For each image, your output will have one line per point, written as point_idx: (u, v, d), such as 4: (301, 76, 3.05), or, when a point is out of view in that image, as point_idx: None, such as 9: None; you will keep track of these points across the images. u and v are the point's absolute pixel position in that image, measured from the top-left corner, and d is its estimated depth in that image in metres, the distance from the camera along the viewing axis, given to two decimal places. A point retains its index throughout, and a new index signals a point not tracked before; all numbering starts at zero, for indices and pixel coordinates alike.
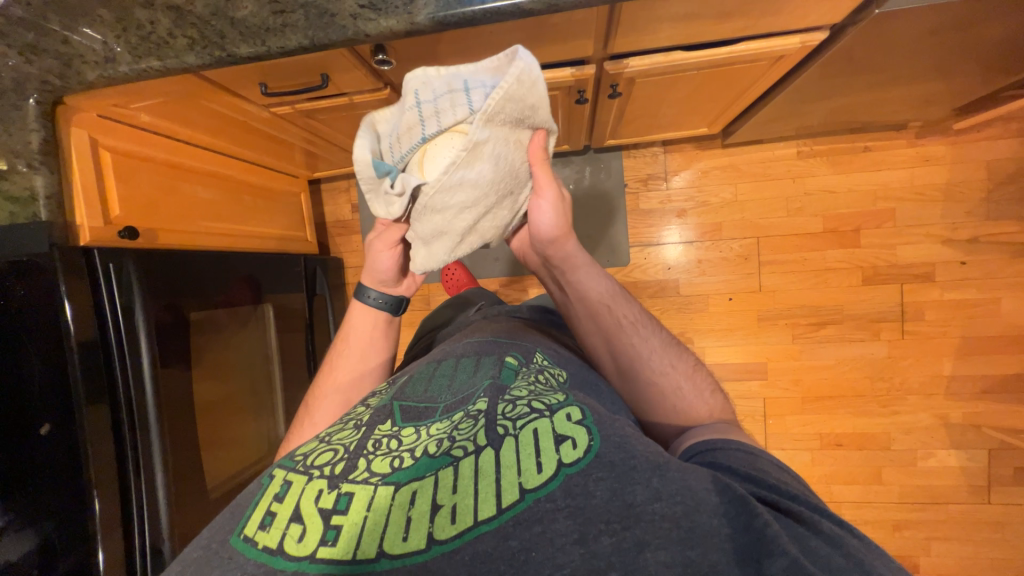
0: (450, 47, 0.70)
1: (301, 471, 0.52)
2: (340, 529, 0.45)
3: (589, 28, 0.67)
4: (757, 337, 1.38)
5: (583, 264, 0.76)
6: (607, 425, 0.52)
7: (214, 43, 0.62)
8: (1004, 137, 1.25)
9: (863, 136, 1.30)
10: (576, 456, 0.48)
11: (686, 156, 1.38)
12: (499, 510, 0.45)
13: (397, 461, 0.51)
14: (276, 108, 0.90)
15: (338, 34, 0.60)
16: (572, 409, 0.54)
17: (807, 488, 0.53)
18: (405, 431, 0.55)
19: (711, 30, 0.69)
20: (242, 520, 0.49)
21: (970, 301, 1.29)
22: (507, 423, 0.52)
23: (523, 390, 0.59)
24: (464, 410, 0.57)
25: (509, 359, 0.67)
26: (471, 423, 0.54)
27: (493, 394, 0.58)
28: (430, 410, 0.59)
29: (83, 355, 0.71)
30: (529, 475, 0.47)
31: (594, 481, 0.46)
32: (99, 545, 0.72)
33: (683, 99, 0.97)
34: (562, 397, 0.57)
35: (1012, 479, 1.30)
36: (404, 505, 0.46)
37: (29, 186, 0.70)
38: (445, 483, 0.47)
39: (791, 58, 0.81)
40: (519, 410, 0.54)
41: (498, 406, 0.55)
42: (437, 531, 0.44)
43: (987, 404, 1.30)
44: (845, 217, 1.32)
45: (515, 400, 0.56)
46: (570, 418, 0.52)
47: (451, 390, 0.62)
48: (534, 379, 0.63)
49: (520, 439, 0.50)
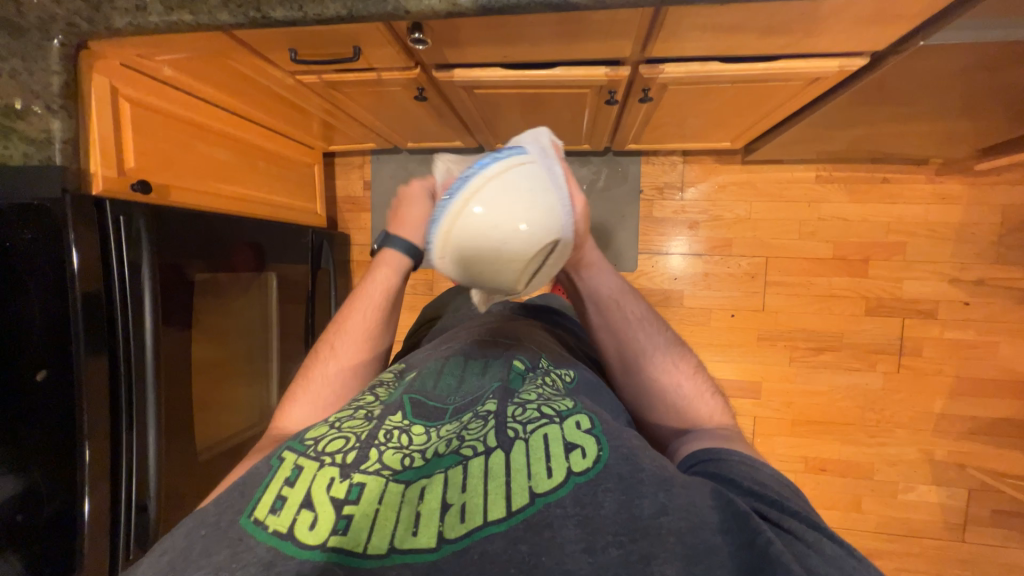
0: (486, 34, 0.69)
1: (312, 457, 0.53)
2: (350, 518, 0.46)
3: (631, 29, 0.67)
4: (755, 356, 1.38)
5: (594, 262, 0.73)
6: (614, 436, 0.53)
7: (251, 4, 0.61)
8: (1023, 182, 1.25)
9: (882, 167, 1.30)
10: (585, 465, 0.49)
11: (705, 168, 1.37)
12: (508, 512, 0.45)
13: (408, 458, 0.52)
14: (301, 76, 0.87)
15: (379, 8, 0.59)
16: (580, 416, 0.56)
17: (801, 500, 0.54)
18: (416, 427, 0.57)
19: (752, 44, 0.68)
20: (250, 502, 0.49)
21: (969, 343, 1.30)
22: (517, 426, 0.54)
23: (531, 393, 0.60)
24: (473, 411, 0.59)
25: (516, 362, 0.68)
26: (481, 424, 0.55)
27: (503, 396, 0.59)
28: (439, 410, 0.60)
29: (87, 307, 0.71)
30: (539, 479, 0.48)
31: (603, 491, 0.47)
32: (86, 495, 0.71)
33: (711, 111, 0.97)
34: (570, 402, 0.59)
35: (988, 520, 1.32)
36: (414, 500, 0.47)
37: (45, 128, 0.69)
38: (454, 481, 0.49)
39: (827, 81, 0.80)
40: (529, 415, 0.55)
41: (507, 409, 0.56)
42: (447, 529, 0.45)
43: (973, 445, 1.31)
44: (856, 245, 1.32)
45: (524, 403, 0.58)
46: (579, 425, 0.54)
47: (458, 391, 0.64)
48: (542, 382, 0.64)
49: (530, 443, 0.51)
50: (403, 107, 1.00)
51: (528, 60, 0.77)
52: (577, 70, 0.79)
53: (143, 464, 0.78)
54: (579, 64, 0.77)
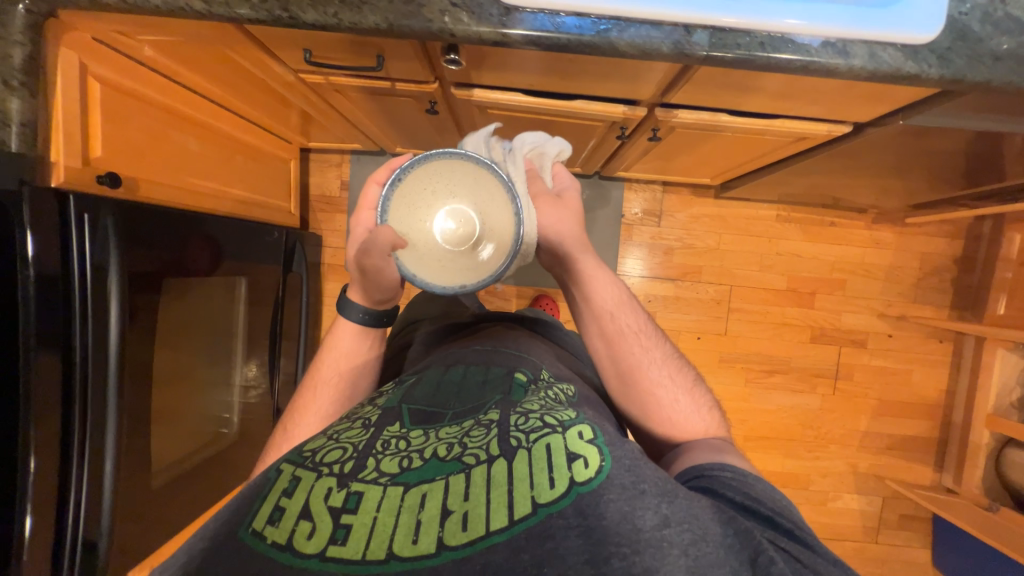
0: (519, 65, 0.69)
1: (309, 468, 0.51)
2: (349, 529, 0.46)
3: (658, 77, 0.69)
4: (716, 377, 1.49)
5: (590, 269, 0.74)
6: (618, 446, 0.54)
7: (278, 2, 0.56)
8: (939, 235, 1.46)
9: (831, 211, 1.46)
10: (588, 475, 0.50)
11: (682, 199, 1.46)
12: (510, 521, 0.46)
13: (406, 460, 0.52)
14: (305, 74, 0.81)
15: (422, 25, 0.56)
16: (583, 427, 0.56)
17: (794, 517, 0.58)
18: (414, 432, 0.56)
19: (759, 104, 0.74)
20: (248, 513, 0.47)
21: (890, 370, 1.49)
22: (520, 435, 0.53)
23: (534, 404, 0.60)
24: (475, 418, 0.58)
25: (518, 374, 0.68)
26: (484, 432, 0.54)
27: (506, 406, 0.59)
28: (439, 414, 0.60)
29: (41, 318, 0.61)
30: (542, 490, 0.48)
31: (606, 502, 0.48)
32: (28, 517, 0.63)
33: (703, 152, 1.03)
34: (572, 413, 0.59)
35: (896, 523, 1.52)
36: (414, 507, 0.47)
37: (0, 107, 0.58)
38: (456, 489, 0.48)
39: (810, 140, 0.88)
40: (532, 424, 0.55)
41: (511, 417, 0.56)
42: (448, 536, 0.45)
43: (889, 458, 1.51)
44: (806, 279, 1.47)
45: (527, 413, 0.57)
46: (582, 436, 0.54)
47: (456, 395, 0.64)
48: (544, 394, 0.64)
49: (533, 452, 0.51)
50: (406, 116, 0.97)
51: (551, 90, 0.78)
52: (596, 104, 0.81)
53: (95, 490, 0.69)
54: (601, 100, 0.79)
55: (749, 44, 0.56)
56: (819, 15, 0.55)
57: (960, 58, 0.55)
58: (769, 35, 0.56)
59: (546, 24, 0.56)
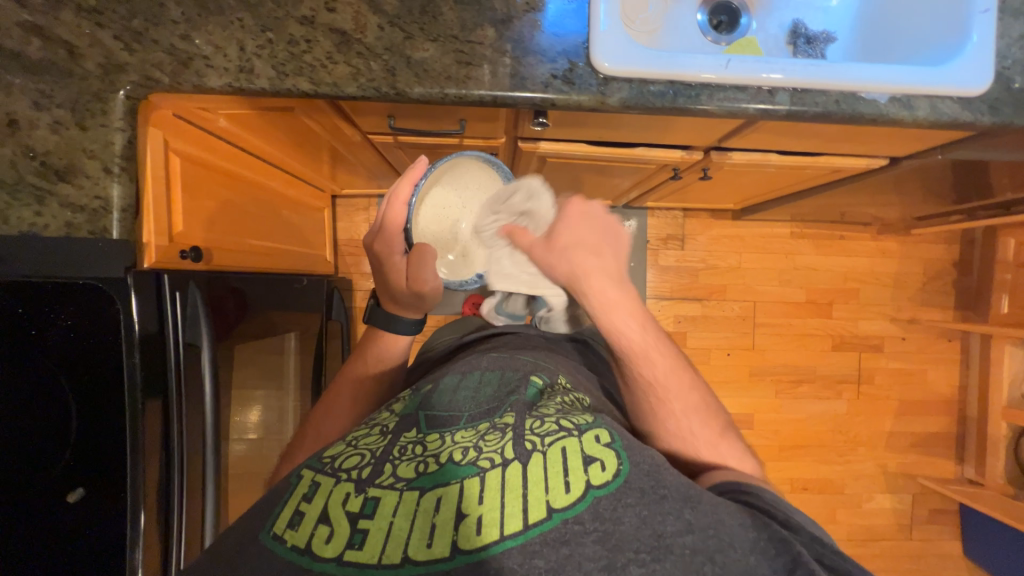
0: (599, 123, 0.72)
1: (329, 474, 0.48)
2: (366, 533, 0.43)
3: (724, 129, 0.74)
4: (747, 390, 1.54)
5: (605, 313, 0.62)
6: (637, 451, 0.50)
7: (385, 79, 0.58)
8: (939, 242, 1.57)
9: (840, 226, 1.55)
10: (605, 478, 0.46)
11: (702, 222, 1.52)
12: (525, 526, 0.43)
13: (421, 465, 0.48)
14: (373, 133, 0.83)
15: (526, 96, 0.59)
16: (601, 430, 0.52)
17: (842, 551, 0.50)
18: (430, 435, 0.52)
19: (810, 145, 0.80)
20: (270, 517, 0.45)
21: (907, 372, 1.57)
22: (535, 438, 0.49)
23: (551, 406, 0.55)
24: (489, 420, 0.53)
25: (535, 378, 0.63)
26: (498, 435, 0.50)
27: (521, 407, 0.54)
28: (453, 415, 0.55)
29: (145, 394, 0.58)
30: (556, 494, 0.44)
31: (624, 506, 0.44)
32: None
33: (738, 184, 1.09)
34: (590, 416, 0.54)
35: (928, 518, 1.58)
36: (428, 511, 0.44)
37: (104, 194, 0.58)
38: (470, 493, 0.44)
39: (845, 172, 0.95)
40: (547, 427, 0.51)
41: (526, 420, 0.51)
42: (462, 541, 0.42)
43: (914, 456, 1.58)
44: (823, 291, 1.55)
45: (543, 416, 0.53)
46: (599, 439, 0.50)
47: (471, 396, 0.59)
48: (561, 398, 0.59)
49: (548, 456, 0.47)
50: None
51: (615, 140, 0.82)
52: (656, 151, 0.85)
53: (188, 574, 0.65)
54: (662, 147, 0.84)
55: (826, 101, 0.61)
56: (888, 74, 0.60)
57: (1008, 106, 0.62)
58: (843, 92, 0.61)
59: (642, 92, 0.60)
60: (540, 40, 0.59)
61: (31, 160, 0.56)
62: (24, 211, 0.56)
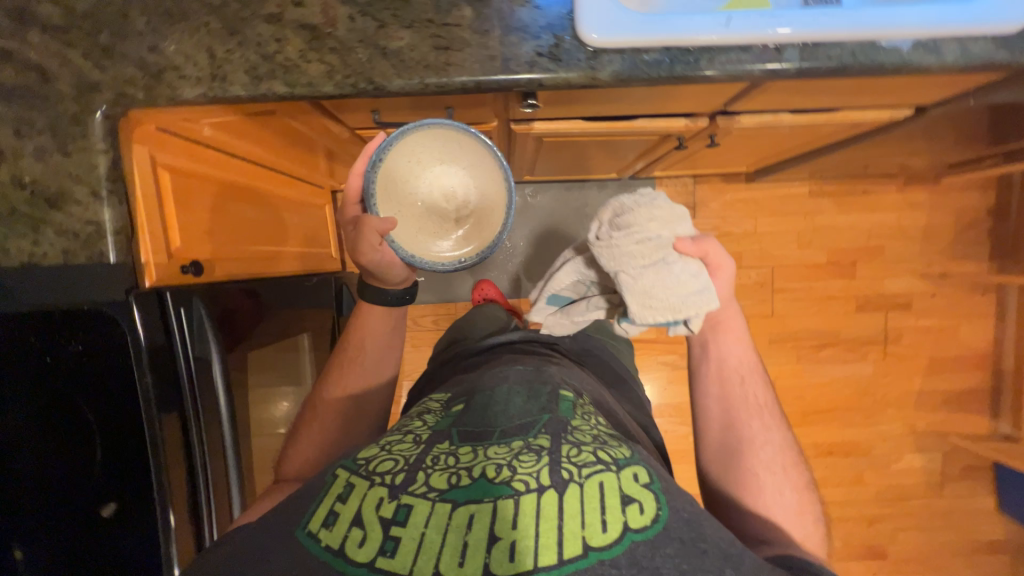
0: (593, 99, 0.68)
1: (362, 476, 0.51)
2: (398, 541, 0.44)
3: (730, 94, 0.69)
4: (767, 357, 1.51)
5: (728, 329, 0.74)
6: (675, 497, 0.49)
7: (362, 74, 0.55)
8: (971, 189, 1.47)
9: (862, 180, 1.46)
10: (643, 522, 0.46)
11: (714, 188, 1.46)
12: (560, 560, 0.43)
13: (454, 477, 0.49)
14: (360, 128, 0.81)
15: (510, 79, 0.55)
16: (638, 468, 0.52)
17: None
18: (463, 448, 0.53)
19: (826, 101, 0.74)
20: (305, 515, 0.48)
21: (935, 328, 1.51)
22: (572, 467, 0.49)
23: (585, 432, 0.55)
24: (524, 439, 0.53)
25: (562, 394, 0.63)
26: (534, 458, 0.50)
27: (556, 431, 0.54)
28: (487, 430, 0.55)
29: (161, 407, 0.60)
30: (593, 531, 0.44)
31: (662, 556, 0.43)
32: None
33: (748, 148, 1.03)
34: (625, 450, 0.54)
35: (960, 475, 1.55)
36: (461, 527, 0.45)
37: (97, 219, 0.58)
38: (504, 515, 0.45)
39: (865, 126, 0.88)
40: (584, 457, 0.50)
41: (562, 446, 0.51)
42: (495, 565, 0.42)
43: (945, 413, 1.53)
44: (845, 250, 1.48)
45: (579, 443, 0.52)
46: (637, 478, 0.50)
47: (504, 412, 0.58)
48: (591, 421, 0.59)
49: (585, 489, 0.47)
50: None
51: (612, 114, 0.77)
52: (657, 121, 0.80)
53: None
54: (663, 116, 0.79)
55: (840, 55, 0.56)
56: (908, 18, 0.54)
57: None
58: (860, 43, 0.56)
59: (637, 62, 0.56)
60: (522, 16, 0.55)
61: (21, 189, 0.56)
62: (22, 241, 0.57)
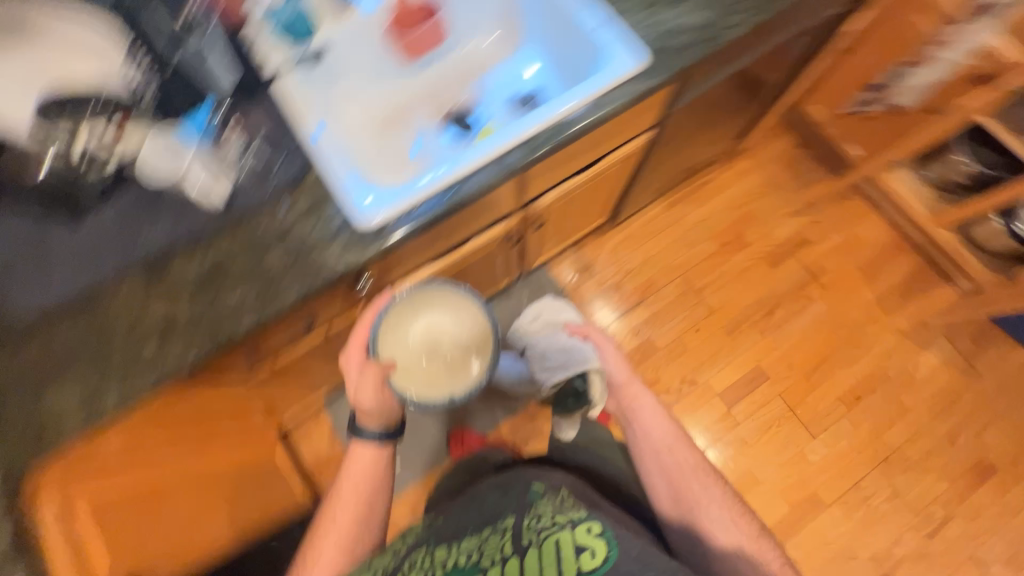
0: (414, 251, 0.83)
1: None
2: None
3: (510, 194, 0.87)
4: (736, 348, 1.53)
5: (645, 405, 0.93)
6: (624, 540, 0.64)
7: (212, 335, 0.68)
8: (777, 137, 1.73)
9: (697, 176, 1.70)
10: (593, 565, 0.60)
11: (595, 245, 1.64)
12: None
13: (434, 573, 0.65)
14: (257, 371, 0.90)
15: (325, 276, 0.70)
16: (592, 522, 0.65)
17: None
18: (443, 548, 0.69)
19: (585, 159, 0.93)
20: None
21: (844, 242, 1.62)
22: (532, 536, 0.65)
23: (546, 505, 0.70)
24: (492, 525, 0.69)
25: (533, 485, 0.76)
26: (499, 538, 0.67)
27: (519, 510, 0.70)
28: (465, 526, 0.72)
29: None
30: None
31: None
32: None
33: (580, 210, 1.22)
34: (583, 510, 0.68)
35: (979, 347, 1.51)
36: None
37: None
38: None
39: (637, 153, 1.09)
40: (544, 524, 0.66)
41: (524, 522, 0.68)
42: None
43: (914, 303, 1.56)
44: (726, 230, 1.65)
45: (539, 514, 0.68)
46: (590, 530, 0.64)
47: (477, 510, 0.74)
48: (555, 497, 0.73)
49: (542, 551, 0.62)
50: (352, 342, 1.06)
51: (447, 249, 0.92)
52: (480, 236, 0.95)
53: None
54: (483, 230, 0.94)
55: (545, 141, 0.75)
56: (570, 98, 0.76)
57: (667, 62, 0.78)
58: (552, 128, 0.76)
59: (414, 217, 0.72)
60: (315, 233, 0.71)
61: None
62: None
